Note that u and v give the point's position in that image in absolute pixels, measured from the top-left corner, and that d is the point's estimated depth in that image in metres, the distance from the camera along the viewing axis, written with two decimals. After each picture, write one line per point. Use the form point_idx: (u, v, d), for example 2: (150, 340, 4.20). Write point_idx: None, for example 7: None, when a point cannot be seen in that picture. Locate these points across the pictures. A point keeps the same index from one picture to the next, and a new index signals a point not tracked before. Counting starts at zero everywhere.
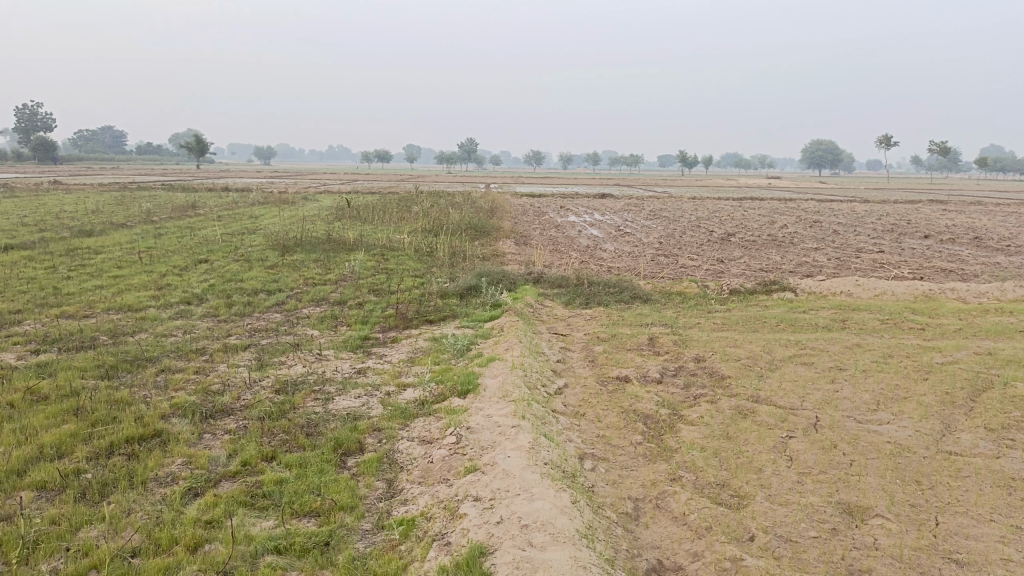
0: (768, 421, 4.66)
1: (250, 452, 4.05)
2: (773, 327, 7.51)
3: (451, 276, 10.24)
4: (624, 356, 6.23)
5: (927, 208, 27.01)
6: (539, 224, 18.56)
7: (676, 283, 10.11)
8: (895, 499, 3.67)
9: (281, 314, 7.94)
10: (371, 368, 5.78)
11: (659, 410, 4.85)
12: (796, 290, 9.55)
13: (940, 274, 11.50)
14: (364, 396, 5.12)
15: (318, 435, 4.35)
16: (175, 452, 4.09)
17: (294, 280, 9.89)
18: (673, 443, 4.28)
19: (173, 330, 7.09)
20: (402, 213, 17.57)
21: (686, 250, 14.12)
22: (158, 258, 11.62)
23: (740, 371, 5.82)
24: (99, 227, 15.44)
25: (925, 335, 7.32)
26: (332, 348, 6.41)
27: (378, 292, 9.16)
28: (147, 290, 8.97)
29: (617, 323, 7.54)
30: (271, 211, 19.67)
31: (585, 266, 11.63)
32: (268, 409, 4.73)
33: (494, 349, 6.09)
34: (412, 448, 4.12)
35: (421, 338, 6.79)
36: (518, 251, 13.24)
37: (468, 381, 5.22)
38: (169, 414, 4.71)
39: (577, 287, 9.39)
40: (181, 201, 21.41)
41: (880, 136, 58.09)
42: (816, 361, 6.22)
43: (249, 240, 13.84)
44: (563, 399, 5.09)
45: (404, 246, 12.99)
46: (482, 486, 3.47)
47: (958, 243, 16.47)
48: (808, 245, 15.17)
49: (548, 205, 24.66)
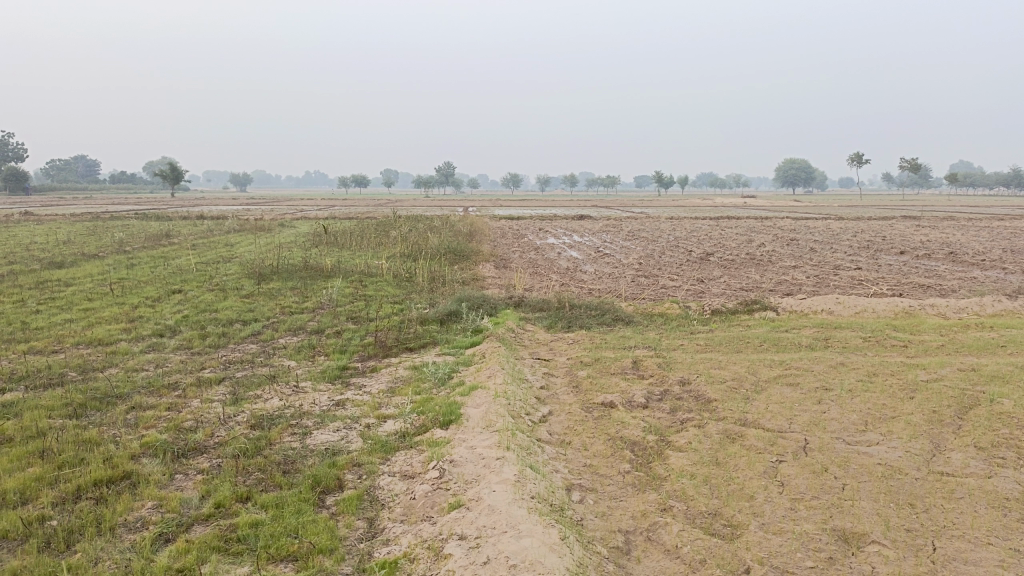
0: (757, 445, 4.57)
1: (224, 493, 3.89)
2: (757, 347, 7.45)
3: (430, 302, 10.12)
4: (608, 380, 6.13)
5: (900, 224, 27.36)
6: (518, 246, 18.51)
7: (658, 304, 10.06)
8: (890, 524, 3.59)
9: (257, 345, 7.77)
10: (350, 400, 5.63)
11: (646, 436, 4.74)
12: (778, 309, 9.54)
13: (919, 290, 11.55)
14: (343, 430, 4.97)
15: (295, 472, 4.20)
16: (146, 495, 3.92)
17: (271, 309, 9.73)
18: (662, 471, 4.17)
19: (145, 364, 6.89)
20: (380, 237, 17.45)
21: (666, 270, 14.12)
22: (130, 289, 11.39)
23: (726, 394, 5.74)
24: (71, 258, 15.19)
25: (908, 352, 7.30)
26: (310, 379, 6.25)
27: (357, 319, 9.02)
28: (119, 323, 8.76)
29: (600, 346, 7.45)
30: (247, 238, 19.49)
31: (566, 288, 11.57)
32: (243, 446, 4.57)
33: (476, 376, 5.97)
34: (394, 483, 3.98)
35: (401, 366, 6.66)
36: (498, 275, 13.16)
37: (450, 411, 5.09)
38: (139, 454, 4.53)
39: (558, 310, 9.31)
40: (155, 230, 21.13)
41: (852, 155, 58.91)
42: (802, 381, 6.16)
43: (225, 268, 13.63)
44: (548, 427, 4.97)
45: (382, 271, 12.87)
46: (467, 523, 3.33)
47: (933, 258, 16.61)
48: (786, 263, 15.22)
49: (527, 227, 24.63)
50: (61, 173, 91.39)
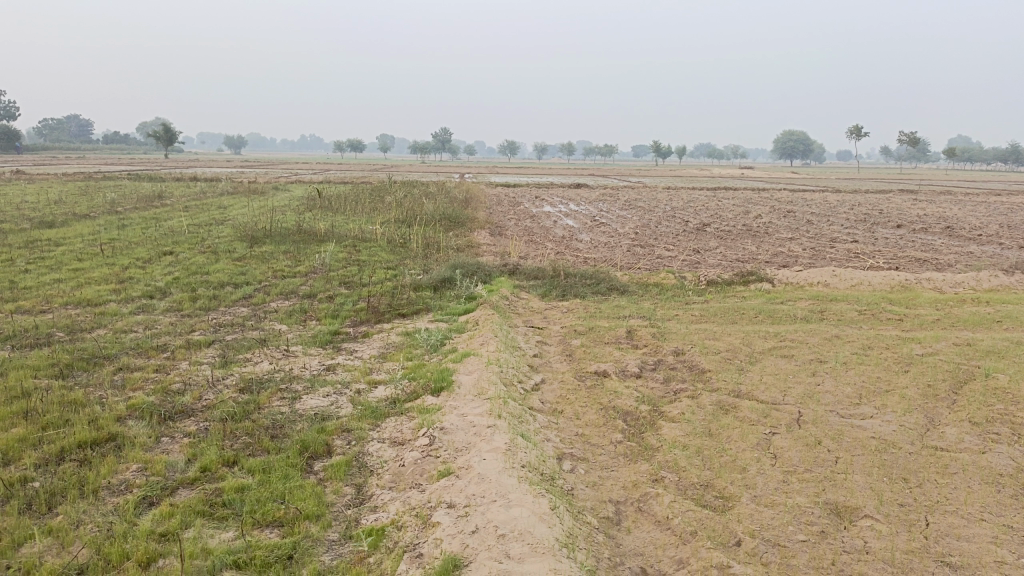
0: (750, 417, 4.52)
1: (210, 457, 3.84)
2: (752, 319, 7.40)
3: (424, 268, 10.03)
4: (602, 349, 6.08)
5: (898, 198, 27.25)
6: (514, 214, 18.38)
7: (653, 274, 9.98)
8: (883, 499, 3.55)
9: (248, 308, 7.68)
10: (341, 365, 5.57)
11: (638, 406, 4.70)
12: (774, 281, 9.47)
13: (916, 264, 11.50)
14: (332, 395, 4.91)
15: (283, 437, 4.14)
16: (131, 458, 3.87)
17: (262, 272, 9.62)
18: (654, 442, 4.13)
19: (134, 326, 6.81)
20: (375, 202, 17.29)
21: (662, 240, 14.03)
22: (121, 250, 11.26)
23: (720, 365, 5.69)
24: (61, 218, 15.00)
25: (904, 326, 7.26)
26: (300, 343, 6.18)
27: (350, 284, 8.93)
28: (108, 284, 8.66)
29: (595, 315, 7.39)
30: (240, 201, 19.31)
31: (561, 257, 11.47)
32: (231, 410, 4.51)
33: (469, 343, 5.91)
34: (383, 450, 3.93)
35: (393, 332, 6.58)
36: (493, 242, 13.04)
37: (442, 378, 5.03)
38: (125, 417, 4.47)
39: (553, 278, 9.23)
40: (148, 192, 20.89)
41: (852, 128, 58.67)
42: (797, 353, 6.11)
43: (217, 231, 13.49)
44: (540, 395, 4.92)
45: (376, 237, 12.74)
46: (456, 491, 3.29)
47: (930, 232, 16.54)
48: (783, 235, 15.14)
49: (523, 195, 24.45)
50: (54, 133, 90.34)
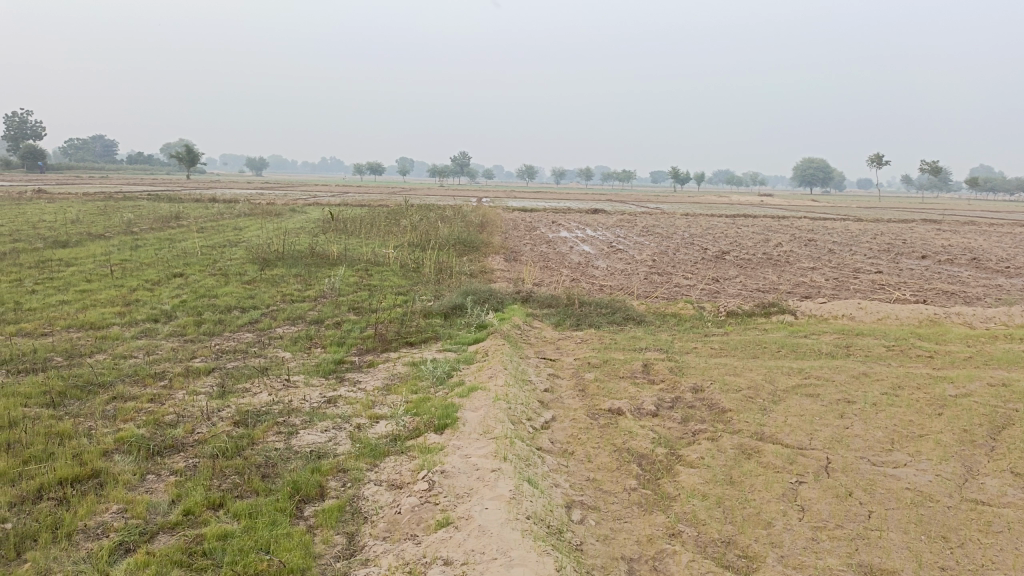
0: (775, 463, 4.23)
1: (195, 499, 3.60)
2: (774, 354, 7.09)
3: (436, 294, 9.82)
4: (616, 385, 5.80)
5: (921, 227, 26.82)
6: (530, 239, 18.17)
7: (671, 303, 9.70)
8: (922, 561, 3.24)
9: (253, 334, 7.47)
10: (342, 397, 5.33)
11: (654, 449, 4.41)
12: (796, 313, 9.15)
13: (943, 296, 11.14)
14: (331, 430, 4.66)
15: (274, 477, 3.89)
16: (112, 498, 3.63)
17: (271, 296, 9.43)
18: (671, 490, 3.84)
19: (135, 351, 6.62)
20: (390, 225, 17.15)
21: (680, 268, 13.74)
22: (131, 270, 11.15)
23: (742, 404, 5.38)
24: (76, 238, 14.96)
25: (935, 364, 6.92)
26: (303, 373, 5.95)
27: (359, 310, 8.72)
28: (114, 306, 8.50)
29: (610, 347, 7.11)
30: (256, 222, 19.25)
31: (577, 284, 11.21)
32: (223, 445, 4.28)
33: (477, 376, 5.65)
34: (379, 494, 3.67)
35: (399, 362, 6.34)
36: (507, 268, 12.81)
37: (446, 414, 4.76)
38: (111, 451, 4.24)
39: (568, 306, 8.98)
40: (166, 212, 20.91)
41: (873, 156, 58.26)
42: (823, 392, 5.80)
43: (230, 253, 13.36)
44: (550, 434, 4.65)
45: (389, 261, 12.55)
46: (453, 546, 3.02)
47: (956, 263, 16.15)
48: (805, 264, 14.80)
49: (540, 219, 24.28)
50: (79, 154, 91.61)
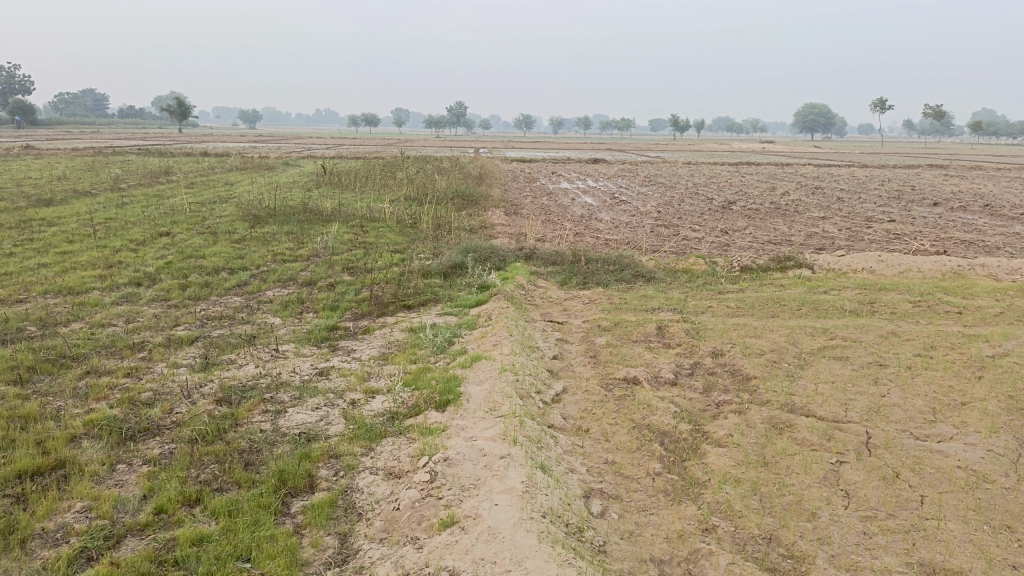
0: (811, 440, 3.85)
1: (168, 496, 3.21)
2: (794, 312, 6.67)
3: (434, 251, 9.36)
4: (630, 350, 5.39)
5: (929, 173, 26.21)
6: (530, 191, 17.63)
7: (682, 258, 9.24)
8: (991, 558, 2.87)
9: (241, 298, 7.03)
10: (335, 369, 4.92)
11: (678, 426, 4.01)
12: (814, 267, 8.70)
13: (962, 246, 10.68)
14: (322, 408, 4.26)
15: (258, 466, 3.50)
16: (76, 495, 3.24)
17: (262, 256, 8.97)
18: (700, 475, 3.46)
19: (114, 319, 6.18)
20: (386, 179, 16.60)
21: (687, 219, 13.24)
22: (115, 230, 10.64)
23: (767, 370, 4.98)
24: (60, 195, 14.43)
25: (965, 321, 6.50)
26: (293, 342, 5.53)
27: (354, 270, 8.27)
28: (95, 269, 8.03)
29: (621, 307, 6.69)
30: (248, 178, 18.66)
31: (581, 239, 10.75)
32: (203, 429, 3.88)
33: (480, 344, 5.23)
34: (375, 486, 3.27)
35: (396, 328, 5.92)
36: (508, 223, 12.32)
37: (448, 388, 4.35)
38: (80, 436, 3.84)
39: (573, 263, 8.53)
40: (155, 167, 20.28)
41: (876, 101, 57.17)
42: (851, 355, 5.40)
43: (219, 209, 12.84)
44: (562, 410, 4.26)
45: (385, 217, 12.05)
46: (460, 554, 2.63)
47: (968, 210, 15.67)
48: (815, 214, 14.30)
49: (540, 170, 23.66)
50: (70, 108, 89.75)
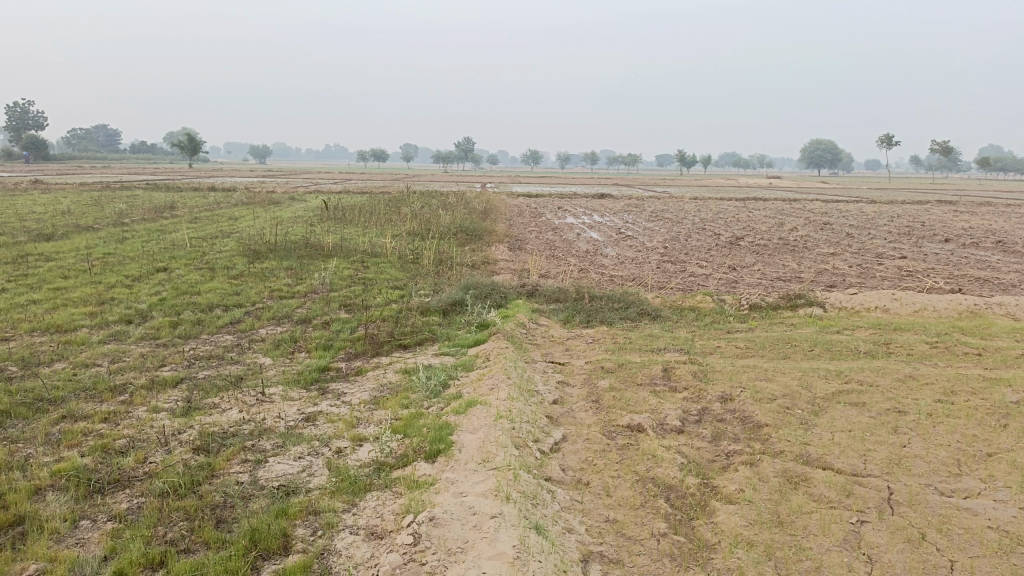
0: (828, 497, 3.57)
1: (129, 558, 2.94)
2: (806, 353, 6.40)
3: (435, 287, 9.14)
4: (635, 394, 5.13)
5: (938, 208, 26.01)
6: (535, 226, 17.48)
7: (689, 295, 9.00)
8: None
9: (233, 337, 6.81)
10: (323, 414, 4.66)
11: (685, 480, 3.73)
12: (825, 305, 8.45)
13: (977, 284, 10.40)
14: (306, 457, 4.00)
15: (231, 525, 3.24)
16: (31, 556, 2.98)
17: (259, 292, 8.77)
18: (709, 537, 3.18)
19: (99, 359, 5.96)
20: (390, 213, 16.48)
21: (694, 255, 13.02)
22: (112, 266, 10.48)
23: (780, 417, 4.71)
24: (62, 230, 14.31)
25: (986, 363, 6.21)
26: (281, 384, 5.28)
27: (351, 307, 8.05)
28: (86, 306, 7.83)
29: (625, 348, 6.44)
30: (252, 212, 18.58)
31: (586, 275, 10.53)
32: (176, 481, 3.63)
33: (476, 388, 4.98)
34: (354, 548, 3.01)
35: (390, 369, 5.67)
36: (511, 258, 12.12)
37: (440, 436, 4.09)
38: (44, 488, 3.60)
39: (577, 301, 8.30)
40: (161, 202, 20.25)
41: (883, 137, 57.24)
42: (869, 400, 5.12)
43: (220, 244, 12.69)
44: (561, 461, 3.99)
45: (387, 252, 11.87)
46: None
47: (980, 247, 15.41)
48: (825, 250, 14.06)
49: (546, 205, 23.56)
50: (82, 143, 90.71)
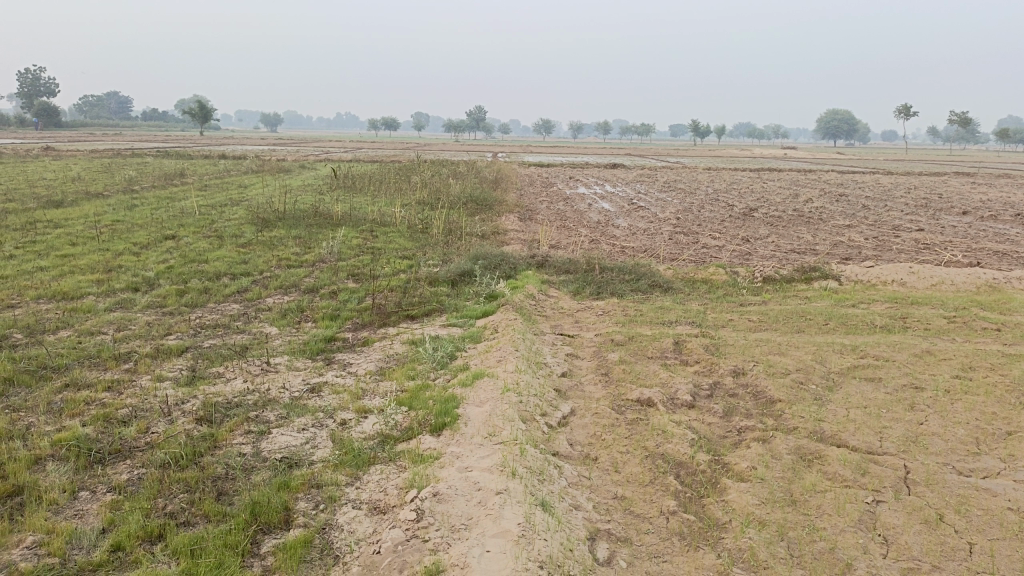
0: (843, 475, 3.48)
1: (128, 530, 2.90)
2: (821, 327, 6.28)
3: (444, 257, 9.04)
4: (645, 367, 5.04)
5: (955, 180, 25.63)
6: (546, 196, 17.31)
7: (701, 267, 8.86)
8: None
9: (240, 306, 6.75)
10: (328, 386, 4.60)
11: (695, 456, 3.65)
12: (840, 279, 8.30)
13: (996, 258, 10.20)
14: (309, 429, 3.94)
15: (232, 497, 3.19)
16: (29, 526, 2.94)
17: (266, 261, 8.70)
18: (720, 516, 3.10)
19: (105, 327, 5.91)
20: (400, 182, 16.34)
21: (707, 226, 12.85)
22: (121, 233, 10.42)
23: (793, 392, 4.61)
24: (72, 196, 14.27)
25: (1005, 339, 6.07)
26: (286, 354, 5.22)
27: (359, 277, 7.97)
28: (93, 273, 7.79)
29: (636, 320, 6.33)
30: (261, 180, 18.47)
31: (597, 246, 10.40)
32: (178, 453, 3.58)
33: (483, 360, 4.89)
34: (356, 523, 2.95)
35: (397, 340, 5.60)
36: (522, 228, 11.99)
37: (445, 409, 4.01)
38: (45, 458, 3.55)
39: (587, 272, 8.19)
40: (170, 169, 20.16)
41: (900, 108, 56.38)
42: (884, 376, 5.00)
43: (229, 212, 12.61)
44: (568, 435, 3.92)
45: (396, 221, 11.76)
46: None
47: (999, 220, 15.13)
48: (840, 222, 13.84)
49: (557, 175, 23.32)
50: (93, 111, 90.55)
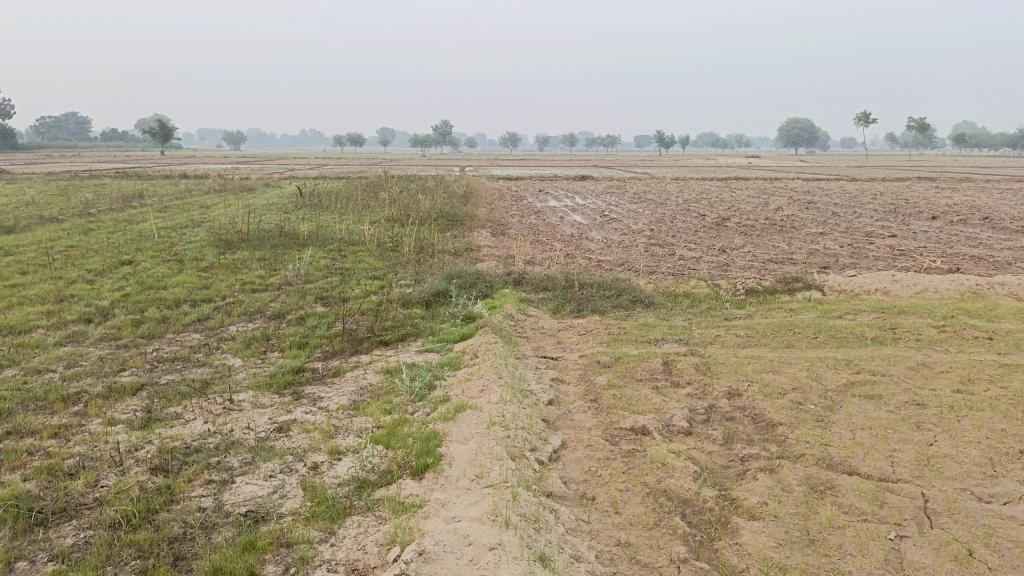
0: (861, 508, 3.22)
1: None
2: (811, 341, 6.07)
3: (416, 277, 8.71)
4: (635, 391, 4.76)
5: (920, 185, 25.96)
6: (517, 210, 17.06)
7: (681, 280, 8.64)
8: None
9: (201, 336, 6.35)
10: (296, 424, 4.24)
11: (701, 492, 3.37)
12: (823, 289, 8.11)
13: (973, 263, 10.13)
14: (278, 476, 3.59)
15: (191, 562, 2.83)
16: None
17: (229, 286, 8.29)
18: (737, 565, 2.82)
19: (54, 364, 5.48)
20: (368, 198, 15.98)
21: (682, 237, 12.68)
22: (74, 260, 9.91)
23: (795, 414, 4.35)
24: (24, 222, 13.67)
25: (999, 347, 5.90)
26: (252, 389, 4.85)
27: (328, 300, 7.60)
28: (43, 304, 7.32)
29: (621, 339, 6.06)
30: (224, 199, 17.96)
31: (573, 261, 10.15)
32: (131, 510, 3.20)
33: (464, 389, 4.58)
34: None
35: (370, 369, 5.26)
36: (495, 244, 11.70)
37: (427, 449, 3.69)
38: None
39: (566, 289, 7.92)
40: (129, 191, 19.54)
41: (860, 116, 57.39)
42: (885, 393, 4.78)
43: (190, 235, 12.14)
44: (562, 472, 3.62)
45: (365, 240, 11.40)
46: None
47: (968, 223, 15.20)
48: (813, 230, 13.76)
49: (527, 188, 23.10)
50: (51, 132, 88.72)
